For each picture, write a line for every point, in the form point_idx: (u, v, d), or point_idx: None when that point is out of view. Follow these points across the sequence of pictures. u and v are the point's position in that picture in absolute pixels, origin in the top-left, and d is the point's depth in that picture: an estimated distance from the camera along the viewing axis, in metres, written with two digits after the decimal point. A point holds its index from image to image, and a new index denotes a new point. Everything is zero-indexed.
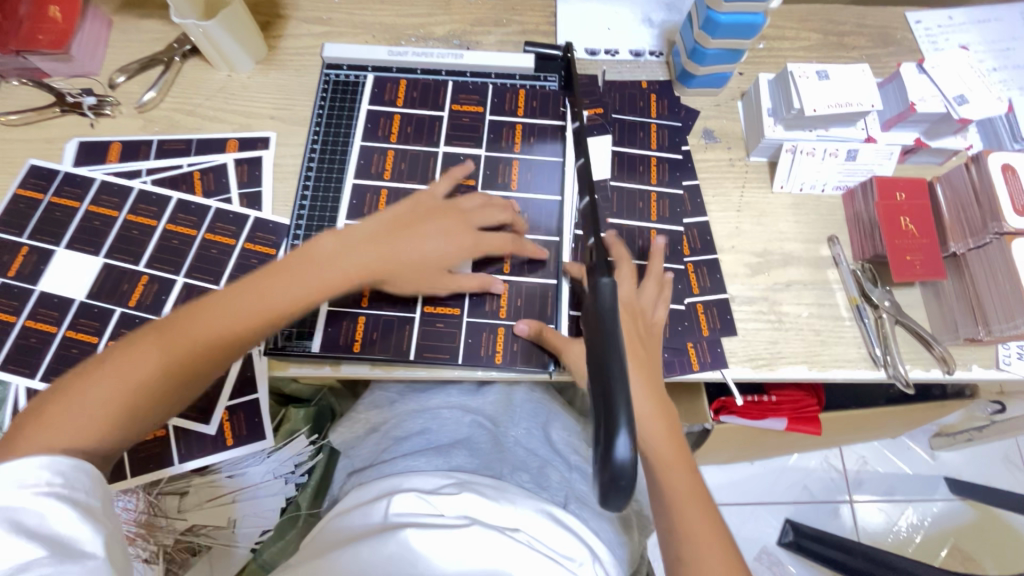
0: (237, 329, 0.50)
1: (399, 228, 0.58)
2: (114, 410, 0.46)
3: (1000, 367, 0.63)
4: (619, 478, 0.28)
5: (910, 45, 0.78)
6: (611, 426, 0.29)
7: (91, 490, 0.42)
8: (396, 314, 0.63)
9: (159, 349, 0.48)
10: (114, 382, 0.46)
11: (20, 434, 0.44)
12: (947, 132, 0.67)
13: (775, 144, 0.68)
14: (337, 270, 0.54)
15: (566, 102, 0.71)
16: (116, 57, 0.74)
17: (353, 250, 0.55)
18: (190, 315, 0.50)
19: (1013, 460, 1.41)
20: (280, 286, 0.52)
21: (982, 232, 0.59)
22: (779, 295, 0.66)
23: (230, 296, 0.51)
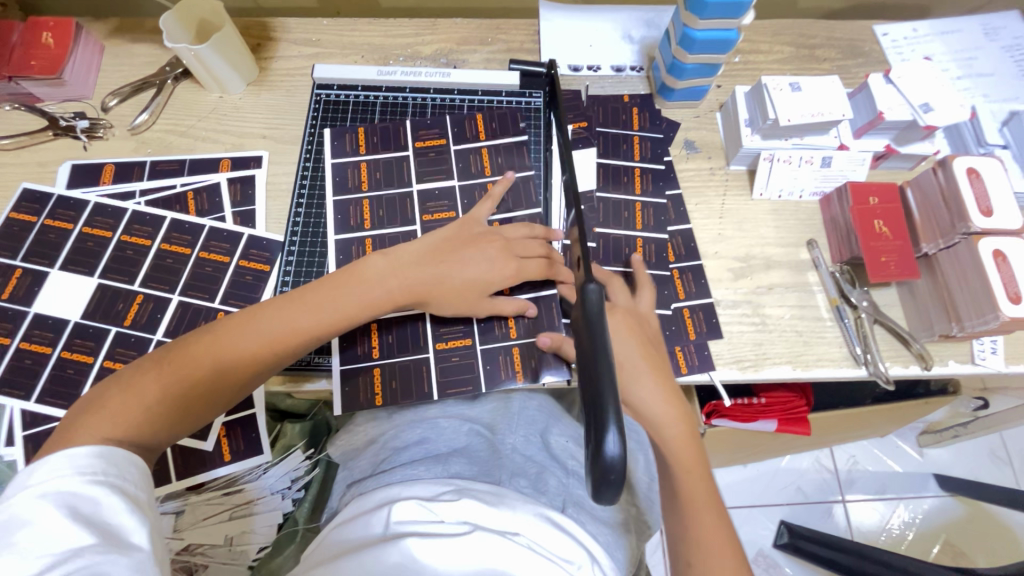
0: (283, 337, 0.53)
1: (444, 253, 0.61)
2: (162, 407, 0.49)
3: (975, 362, 0.65)
4: (609, 471, 0.29)
5: (877, 57, 0.82)
6: (602, 421, 0.30)
7: (141, 485, 0.44)
8: (409, 357, 0.65)
9: (207, 354, 0.51)
10: (165, 383, 0.49)
11: (79, 419, 0.47)
12: (916, 138, 0.70)
13: (753, 153, 0.71)
14: (378, 293, 0.57)
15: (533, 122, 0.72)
16: (108, 81, 0.75)
17: (397, 273, 0.58)
18: (244, 321, 0.53)
19: (999, 454, 1.44)
20: (327, 300, 0.55)
21: (951, 233, 0.62)
22: (762, 298, 0.68)
23: (275, 308, 0.54)
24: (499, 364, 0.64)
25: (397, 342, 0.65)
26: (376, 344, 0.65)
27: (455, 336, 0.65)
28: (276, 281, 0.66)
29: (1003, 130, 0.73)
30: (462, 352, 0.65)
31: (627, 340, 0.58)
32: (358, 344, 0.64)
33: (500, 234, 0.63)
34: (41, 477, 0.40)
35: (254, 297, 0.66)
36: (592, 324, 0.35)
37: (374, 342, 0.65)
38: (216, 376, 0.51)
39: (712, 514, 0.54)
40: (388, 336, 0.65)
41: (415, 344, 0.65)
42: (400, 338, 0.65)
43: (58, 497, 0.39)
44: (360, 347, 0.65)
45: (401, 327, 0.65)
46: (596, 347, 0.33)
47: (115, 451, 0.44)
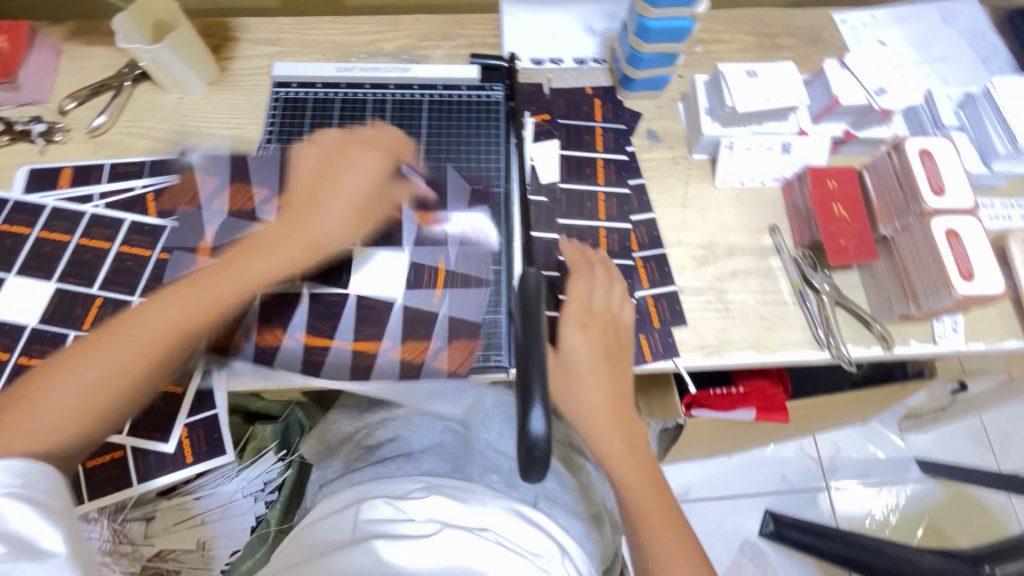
0: (194, 318, 0.51)
1: (314, 178, 0.61)
2: (71, 412, 0.46)
3: (937, 341, 0.66)
4: (534, 445, 0.34)
5: (837, 43, 0.83)
6: (527, 404, 0.34)
7: (54, 491, 0.43)
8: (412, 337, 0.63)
9: (107, 356, 0.48)
10: (75, 391, 0.47)
11: None
12: (873, 122, 0.71)
13: (713, 141, 0.72)
14: (272, 259, 0.56)
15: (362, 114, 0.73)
16: (65, 84, 0.75)
17: (284, 238, 0.57)
18: (148, 312, 0.51)
19: (979, 437, 1.45)
20: (233, 273, 0.54)
21: (905, 213, 0.63)
22: (726, 284, 0.69)
23: (166, 300, 0.51)
24: (479, 302, 0.65)
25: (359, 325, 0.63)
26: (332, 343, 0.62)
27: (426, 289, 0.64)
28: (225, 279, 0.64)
29: (959, 112, 0.74)
30: (435, 307, 0.64)
31: (583, 346, 0.57)
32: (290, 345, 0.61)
33: (361, 140, 0.63)
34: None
35: None
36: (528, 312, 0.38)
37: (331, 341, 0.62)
38: (123, 378, 0.48)
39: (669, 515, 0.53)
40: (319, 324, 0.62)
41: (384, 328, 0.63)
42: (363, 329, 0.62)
43: None
44: (316, 353, 0.61)
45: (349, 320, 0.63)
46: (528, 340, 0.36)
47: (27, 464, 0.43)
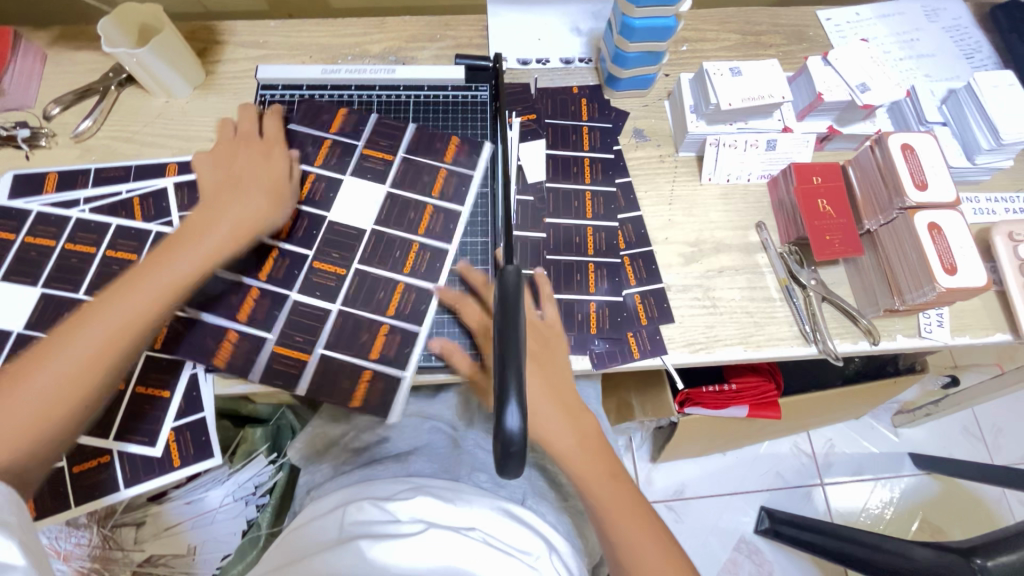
0: (128, 322, 0.55)
1: (216, 179, 0.64)
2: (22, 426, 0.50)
3: (923, 335, 0.66)
4: (510, 443, 0.32)
5: (822, 41, 0.83)
6: (502, 402, 0.32)
7: (9, 509, 0.43)
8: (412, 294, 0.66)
9: (45, 373, 0.51)
10: (19, 407, 0.50)
11: None
12: (857, 118, 0.72)
13: (699, 139, 0.72)
14: (186, 259, 0.58)
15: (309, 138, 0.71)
16: (50, 89, 0.75)
17: (194, 235, 0.60)
18: (80, 326, 0.54)
19: (971, 431, 1.46)
20: (154, 274, 0.57)
21: (889, 207, 0.63)
22: (713, 281, 0.69)
23: (93, 315, 0.54)
24: (428, 257, 0.67)
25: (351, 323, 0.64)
26: (368, 376, 0.63)
27: (412, 254, 0.67)
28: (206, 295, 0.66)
29: (942, 108, 0.75)
30: (388, 284, 0.65)
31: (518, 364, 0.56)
32: (276, 361, 0.62)
33: (249, 140, 0.67)
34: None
35: None
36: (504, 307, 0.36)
37: (364, 376, 0.62)
38: (61, 392, 0.51)
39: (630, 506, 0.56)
40: (282, 336, 0.63)
41: (387, 330, 0.64)
42: (360, 342, 0.63)
43: None
44: (370, 397, 0.62)
45: (343, 352, 0.63)
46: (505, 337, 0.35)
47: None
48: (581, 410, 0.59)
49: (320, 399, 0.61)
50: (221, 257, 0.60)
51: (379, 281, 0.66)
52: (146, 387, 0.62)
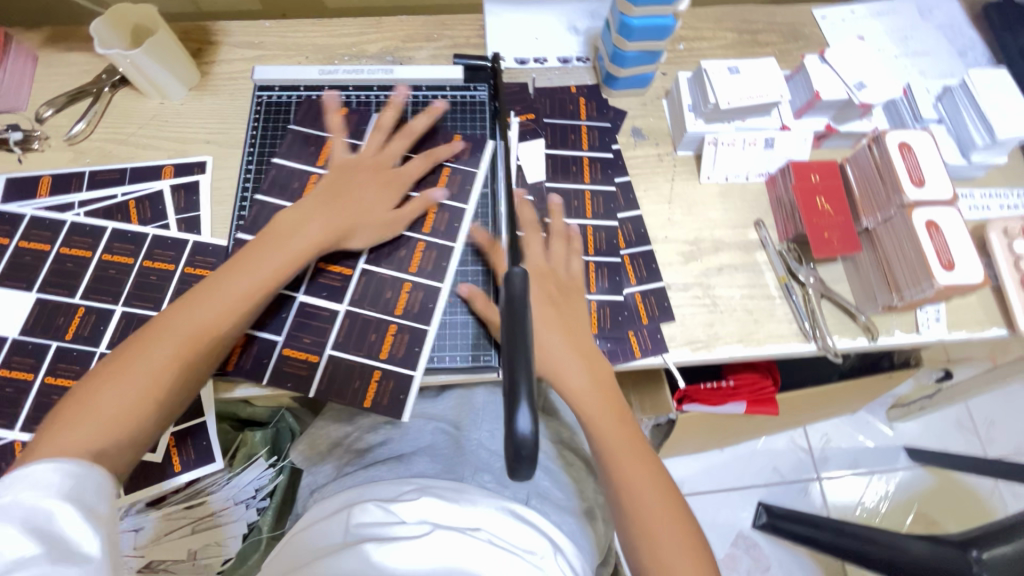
0: (236, 302, 0.56)
1: (344, 168, 0.66)
2: (126, 401, 0.49)
3: (920, 331, 0.67)
4: (523, 447, 0.32)
5: (817, 39, 0.84)
6: (518, 403, 0.32)
7: (103, 497, 0.43)
8: (423, 288, 0.65)
9: (159, 348, 0.52)
10: (129, 378, 0.50)
11: (43, 434, 0.47)
12: (854, 116, 0.72)
13: (697, 138, 0.72)
14: (275, 256, 0.58)
15: (317, 139, 0.71)
16: (43, 91, 0.74)
17: (305, 222, 0.61)
18: (192, 303, 0.54)
19: (965, 424, 1.48)
20: (265, 255, 0.58)
21: (886, 205, 0.64)
22: (712, 279, 0.69)
23: (184, 308, 0.54)
24: (433, 254, 0.67)
25: (362, 323, 0.64)
26: (379, 375, 0.62)
27: (419, 253, 0.66)
28: None
29: (938, 105, 0.75)
30: (395, 284, 0.65)
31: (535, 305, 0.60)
32: (287, 364, 0.62)
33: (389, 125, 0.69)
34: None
35: None
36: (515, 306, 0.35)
37: (375, 376, 0.62)
38: (163, 375, 0.51)
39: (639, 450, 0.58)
40: (292, 335, 0.63)
41: (395, 330, 0.63)
42: (370, 341, 0.63)
43: (13, 512, 0.38)
44: (382, 398, 0.61)
45: (353, 353, 0.63)
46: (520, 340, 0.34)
47: (77, 467, 0.43)
48: (595, 352, 0.61)
49: (334, 400, 0.61)
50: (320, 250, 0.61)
51: (386, 281, 0.65)
52: None
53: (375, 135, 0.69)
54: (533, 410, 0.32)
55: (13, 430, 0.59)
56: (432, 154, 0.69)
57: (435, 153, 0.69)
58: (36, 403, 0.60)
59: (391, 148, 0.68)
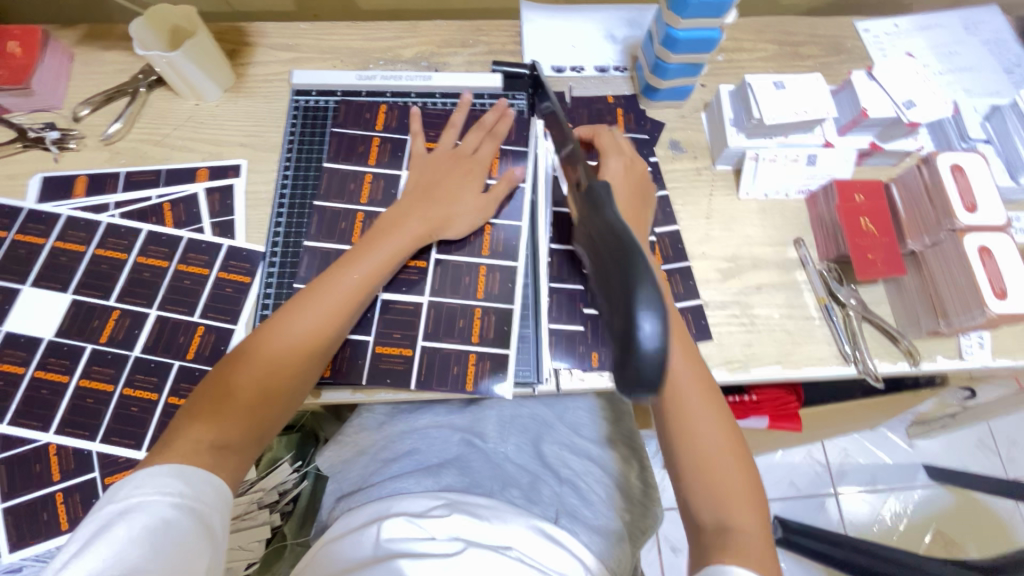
0: (351, 299, 0.57)
1: (425, 166, 0.68)
2: (255, 392, 0.51)
3: (963, 357, 0.65)
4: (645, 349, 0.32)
5: (860, 53, 0.82)
6: (633, 313, 0.32)
7: (218, 508, 0.46)
8: (502, 265, 0.66)
9: (284, 341, 0.53)
10: (258, 372, 0.52)
11: (183, 426, 0.49)
12: (900, 135, 0.71)
13: (739, 153, 0.71)
14: (383, 257, 0.60)
15: (367, 138, 0.71)
16: (79, 90, 0.73)
17: (404, 220, 0.62)
18: (308, 300, 0.56)
19: (986, 443, 1.46)
20: (373, 251, 0.60)
21: (936, 229, 0.62)
22: (751, 298, 0.68)
23: (304, 307, 0.55)
24: (502, 236, 0.67)
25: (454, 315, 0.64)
26: (476, 358, 0.62)
27: (492, 236, 0.67)
28: (257, 295, 0.65)
29: (985, 124, 0.74)
30: (471, 269, 0.66)
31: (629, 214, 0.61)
32: (382, 360, 0.62)
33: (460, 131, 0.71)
34: (125, 493, 0.43)
35: (235, 309, 0.64)
36: (603, 247, 0.37)
37: (471, 360, 0.62)
38: (286, 370, 0.53)
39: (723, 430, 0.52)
40: (386, 331, 0.63)
41: (481, 313, 0.64)
42: (458, 328, 0.63)
43: (143, 512, 0.42)
44: (481, 378, 0.62)
45: (446, 342, 0.63)
46: (628, 280, 0.33)
47: (195, 473, 0.46)
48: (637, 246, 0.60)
49: (436, 388, 0.61)
50: (416, 245, 0.62)
51: (462, 267, 0.66)
52: (178, 398, 0.61)
53: (449, 131, 0.71)
54: (661, 315, 0.32)
55: (46, 432, 0.59)
56: (497, 138, 0.70)
57: (497, 128, 0.71)
58: (70, 405, 0.60)
59: (465, 139, 0.70)
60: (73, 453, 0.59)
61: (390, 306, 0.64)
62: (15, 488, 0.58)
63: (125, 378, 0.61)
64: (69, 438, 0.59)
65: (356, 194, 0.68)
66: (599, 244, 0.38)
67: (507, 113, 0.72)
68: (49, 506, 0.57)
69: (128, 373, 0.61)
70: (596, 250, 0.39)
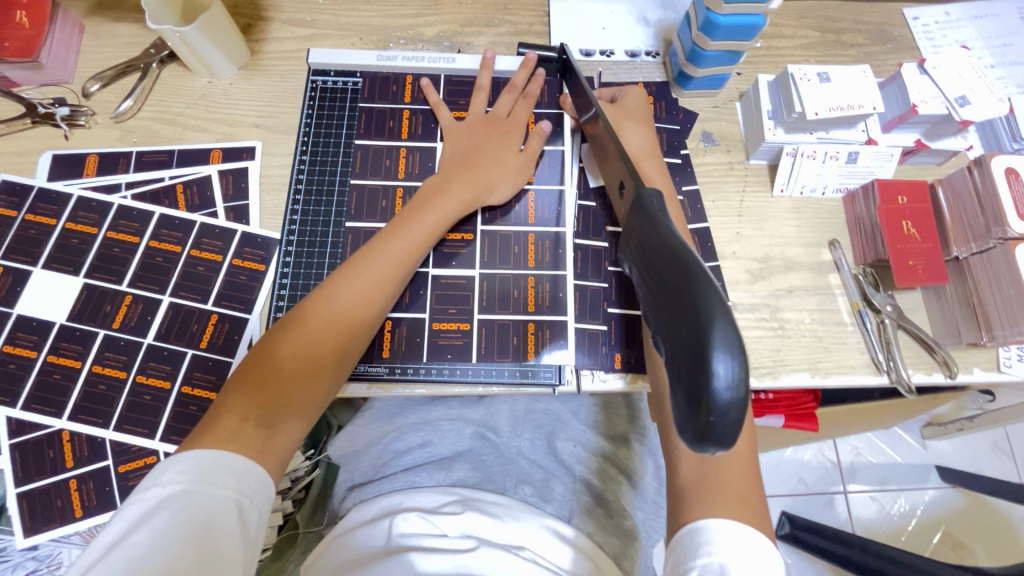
0: (393, 271, 0.56)
1: (460, 135, 0.66)
2: (301, 364, 0.51)
3: (1001, 370, 0.63)
4: (716, 403, 0.28)
5: (907, 42, 0.77)
6: (705, 353, 0.29)
7: (262, 505, 0.46)
8: (548, 232, 0.65)
9: (328, 312, 0.53)
10: (304, 344, 0.51)
11: (229, 402, 0.49)
12: (949, 133, 0.67)
13: (775, 148, 0.67)
14: (426, 232, 0.58)
15: (395, 116, 0.69)
16: (89, 64, 0.70)
17: (444, 192, 0.61)
18: (350, 271, 0.55)
19: (1000, 446, 1.43)
20: (414, 226, 0.58)
21: (985, 236, 0.59)
22: (782, 301, 0.65)
23: (345, 278, 0.54)
24: (545, 203, 0.66)
25: (501, 298, 0.63)
26: (534, 328, 0.62)
27: (537, 210, 0.66)
28: (272, 280, 0.63)
29: None
30: (519, 237, 0.65)
31: (640, 134, 0.64)
32: (440, 336, 0.61)
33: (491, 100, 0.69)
34: (168, 478, 0.43)
35: (249, 298, 0.63)
36: (660, 270, 0.34)
37: (530, 329, 0.62)
38: (331, 341, 0.52)
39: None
40: (442, 307, 0.62)
41: (535, 281, 0.63)
42: (513, 299, 0.63)
43: (188, 501, 0.42)
44: (542, 346, 0.61)
45: (500, 313, 0.62)
46: (695, 313, 0.30)
47: (235, 461, 0.45)
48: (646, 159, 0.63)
49: (498, 361, 0.61)
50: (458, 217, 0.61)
51: (509, 237, 0.65)
52: (191, 388, 0.60)
53: (478, 96, 0.69)
54: (737, 355, 0.29)
55: (59, 418, 0.58)
56: (530, 98, 0.68)
57: (529, 93, 0.69)
58: (83, 392, 0.59)
59: (496, 103, 0.68)
60: (86, 440, 0.58)
61: (439, 281, 0.63)
62: (29, 473, 0.57)
63: (138, 365, 0.60)
64: (82, 425, 0.58)
65: (391, 170, 0.67)
66: (656, 267, 0.35)
67: (536, 71, 0.70)
68: (63, 492, 0.57)
69: (141, 360, 0.60)
70: (650, 271, 0.36)
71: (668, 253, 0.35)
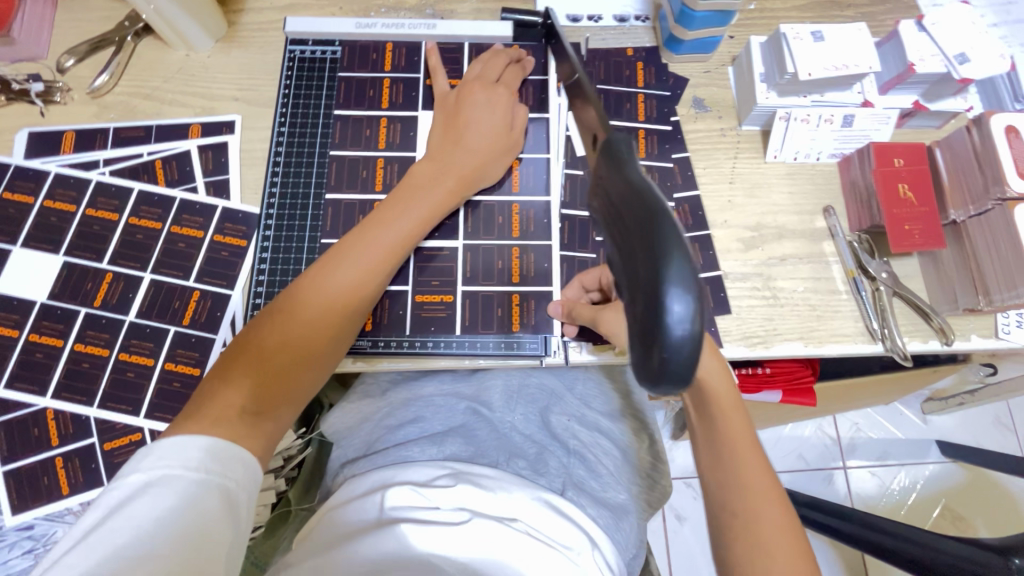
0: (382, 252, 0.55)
1: (449, 106, 0.63)
2: (289, 351, 0.50)
3: (999, 336, 0.62)
4: (671, 342, 0.28)
5: (907, 1, 0.74)
6: (660, 291, 0.29)
7: (249, 487, 0.45)
8: (534, 202, 0.64)
9: (316, 300, 0.51)
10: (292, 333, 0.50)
11: (217, 387, 0.48)
12: (948, 93, 0.65)
13: (768, 112, 0.65)
14: (415, 213, 0.57)
15: (376, 85, 0.67)
16: (63, 38, 0.68)
17: (433, 176, 0.59)
18: (337, 255, 0.53)
19: (1003, 421, 1.42)
20: (403, 208, 0.57)
21: (984, 198, 0.58)
22: (774, 270, 0.64)
23: (332, 263, 0.53)
24: (531, 172, 0.65)
25: (486, 270, 0.62)
26: (519, 299, 0.61)
27: (523, 180, 0.64)
28: (253, 255, 0.62)
29: None
30: (503, 208, 0.63)
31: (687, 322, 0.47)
32: (423, 309, 0.60)
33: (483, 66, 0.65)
34: (150, 464, 0.42)
35: (231, 274, 0.62)
36: (623, 210, 0.33)
37: (515, 301, 0.61)
38: (320, 328, 0.51)
39: (786, 539, 0.44)
40: (425, 279, 0.61)
41: (520, 253, 0.62)
42: (497, 270, 0.62)
43: (172, 483, 0.42)
44: (527, 318, 0.61)
45: (484, 285, 0.61)
46: (652, 251, 0.30)
47: (220, 443, 0.45)
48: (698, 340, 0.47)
49: (482, 333, 0.60)
50: (444, 203, 0.58)
51: (494, 207, 0.63)
52: (175, 364, 0.59)
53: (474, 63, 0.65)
54: (693, 291, 0.29)
55: (43, 396, 0.58)
56: (522, 68, 0.66)
57: (524, 66, 0.66)
58: (66, 370, 0.59)
59: (489, 69, 0.65)
60: (71, 418, 0.58)
61: (422, 253, 0.61)
62: (14, 451, 0.57)
63: (121, 342, 0.59)
64: (66, 403, 0.58)
65: (371, 141, 0.65)
66: (619, 210, 0.34)
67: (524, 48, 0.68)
68: (49, 470, 0.57)
69: (124, 338, 0.59)
70: (613, 215, 0.35)
71: (630, 195, 0.33)
